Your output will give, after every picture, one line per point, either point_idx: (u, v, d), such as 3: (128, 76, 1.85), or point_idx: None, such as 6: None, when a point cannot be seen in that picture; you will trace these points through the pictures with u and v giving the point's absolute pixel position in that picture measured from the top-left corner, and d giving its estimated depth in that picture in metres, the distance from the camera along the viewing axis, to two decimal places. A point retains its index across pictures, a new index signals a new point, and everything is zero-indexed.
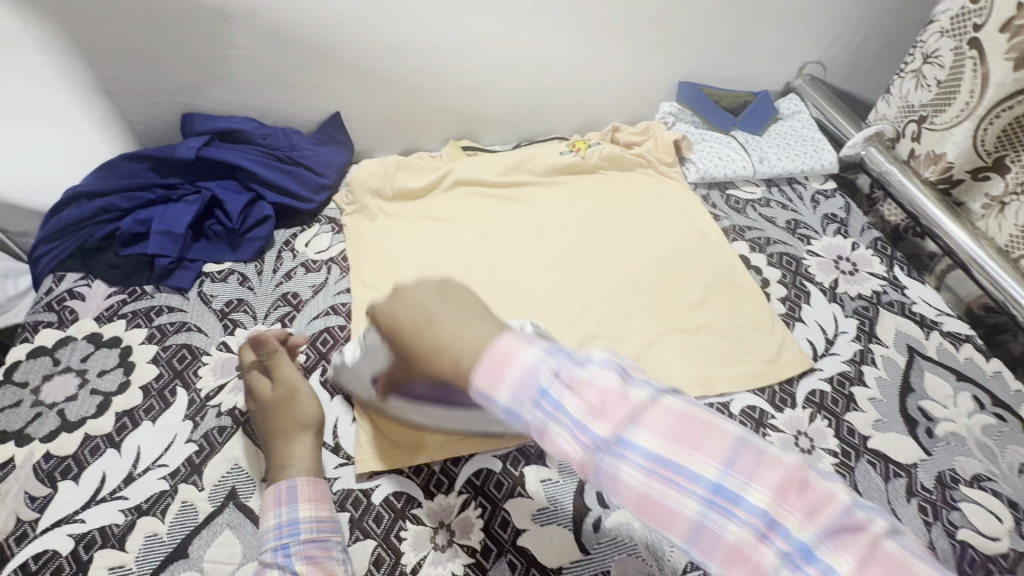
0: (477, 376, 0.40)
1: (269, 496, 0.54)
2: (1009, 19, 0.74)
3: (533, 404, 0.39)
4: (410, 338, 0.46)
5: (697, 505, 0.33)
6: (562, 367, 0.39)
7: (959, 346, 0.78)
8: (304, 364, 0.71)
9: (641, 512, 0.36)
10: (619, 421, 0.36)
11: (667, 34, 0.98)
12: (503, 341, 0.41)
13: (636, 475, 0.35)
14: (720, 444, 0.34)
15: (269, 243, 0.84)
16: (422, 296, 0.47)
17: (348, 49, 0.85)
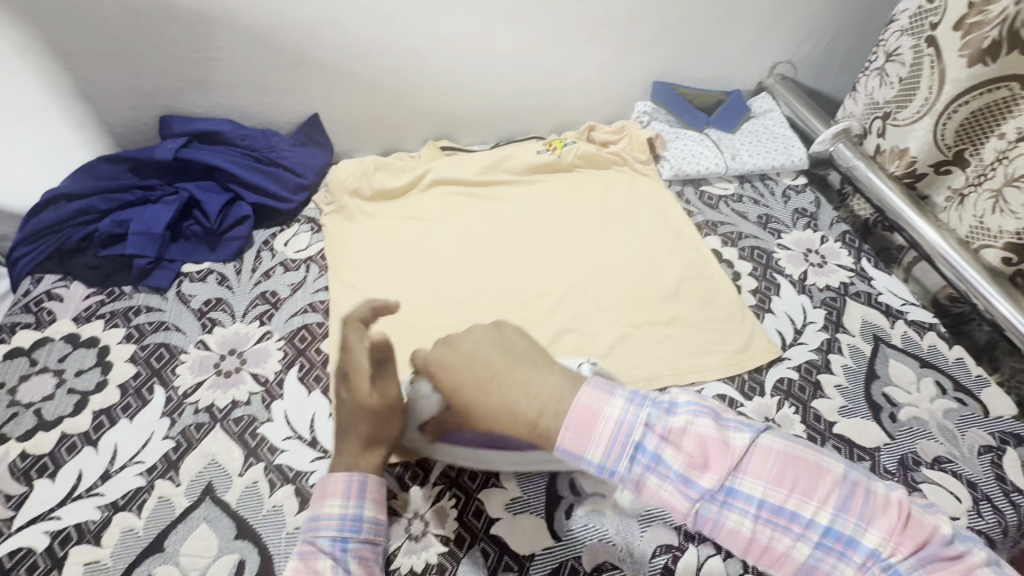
0: (564, 438, 0.43)
1: (337, 477, 0.54)
2: (962, 18, 0.77)
3: (632, 459, 0.43)
4: (471, 395, 0.46)
5: (809, 547, 0.40)
6: (657, 421, 0.43)
7: (923, 334, 0.80)
8: (282, 361, 0.72)
9: (749, 552, 0.42)
10: (724, 473, 0.41)
11: (641, 35, 1.00)
12: (585, 397, 0.44)
13: (744, 521, 0.41)
14: (825, 488, 0.41)
15: (248, 242, 0.84)
16: (479, 346, 0.48)
17: (324, 52, 0.86)
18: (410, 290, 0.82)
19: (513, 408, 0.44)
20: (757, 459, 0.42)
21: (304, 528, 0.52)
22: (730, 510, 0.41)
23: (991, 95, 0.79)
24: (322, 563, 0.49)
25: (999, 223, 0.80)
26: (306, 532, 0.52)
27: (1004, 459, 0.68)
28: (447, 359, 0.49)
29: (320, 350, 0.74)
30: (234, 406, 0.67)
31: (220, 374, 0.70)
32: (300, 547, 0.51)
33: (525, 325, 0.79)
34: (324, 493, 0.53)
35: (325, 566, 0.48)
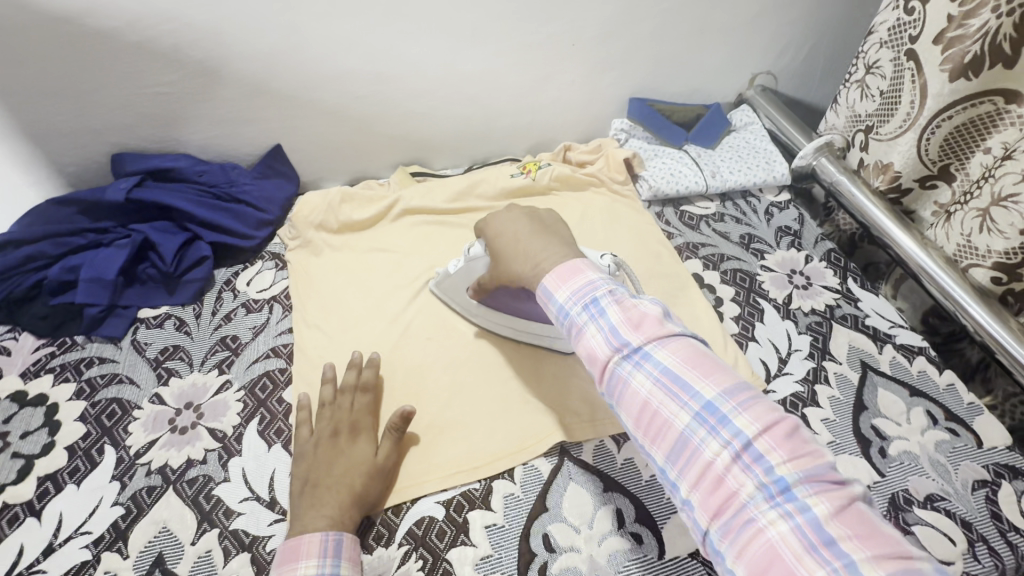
0: (549, 278, 0.54)
1: (312, 538, 0.51)
2: (941, 32, 0.74)
3: (584, 305, 0.50)
4: (505, 248, 0.60)
5: (688, 417, 0.42)
6: (617, 292, 0.50)
7: (913, 359, 0.78)
8: (241, 414, 0.68)
9: (641, 417, 0.45)
10: (648, 336, 0.47)
11: (616, 52, 0.97)
12: (579, 261, 0.54)
13: (645, 380, 0.45)
14: (726, 381, 0.43)
15: (208, 284, 0.81)
16: (518, 213, 0.63)
17: (283, 82, 0.83)
18: (378, 329, 0.78)
19: (531, 254, 0.57)
20: (681, 341, 0.47)
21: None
22: (638, 371, 0.45)
23: (973, 110, 0.76)
24: None
25: (987, 242, 0.76)
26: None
27: (999, 494, 0.65)
28: (493, 227, 0.63)
29: (281, 400, 0.70)
30: (189, 465, 0.63)
31: (175, 431, 0.66)
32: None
33: (499, 364, 0.76)
34: (296, 555, 0.50)
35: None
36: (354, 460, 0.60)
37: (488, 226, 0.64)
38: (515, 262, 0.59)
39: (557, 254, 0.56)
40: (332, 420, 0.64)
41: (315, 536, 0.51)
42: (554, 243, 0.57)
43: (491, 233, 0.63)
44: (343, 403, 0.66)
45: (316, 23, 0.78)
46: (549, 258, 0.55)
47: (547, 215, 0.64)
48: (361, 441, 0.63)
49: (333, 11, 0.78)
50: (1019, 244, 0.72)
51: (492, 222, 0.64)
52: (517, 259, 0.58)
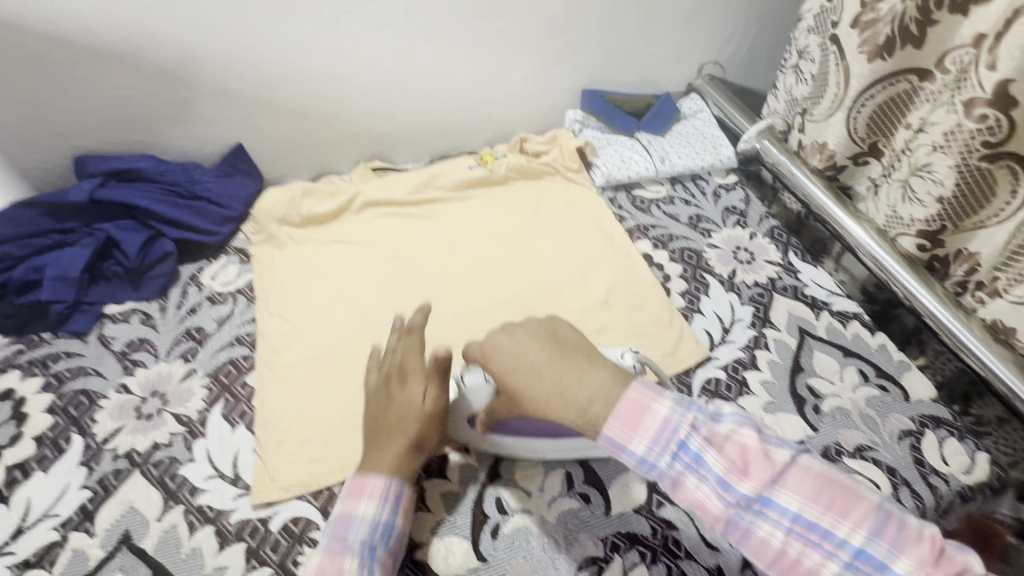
0: (611, 427, 0.45)
1: (376, 482, 0.53)
2: (857, 16, 0.79)
3: (672, 455, 0.44)
4: (521, 383, 0.50)
5: (839, 567, 0.39)
6: (700, 424, 0.45)
7: (847, 323, 0.82)
8: (206, 398, 0.71)
9: (772, 566, 0.41)
10: (763, 482, 0.41)
11: (564, 46, 1.01)
12: (632, 390, 0.46)
13: (776, 532, 0.41)
14: (862, 511, 0.40)
15: (173, 279, 0.84)
16: (524, 338, 0.52)
17: (240, 82, 0.86)
18: (340, 315, 0.81)
19: (569, 398, 0.47)
20: (800, 470, 0.42)
21: (331, 524, 0.52)
22: (763, 522, 0.41)
23: (894, 88, 0.80)
24: (348, 564, 0.49)
25: (910, 211, 0.80)
26: (335, 528, 0.51)
27: (922, 442, 0.69)
28: (500, 370, 0.53)
29: (245, 385, 0.73)
30: (155, 449, 0.66)
31: (141, 417, 0.69)
32: (326, 544, 0.51)
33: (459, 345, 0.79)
34: (360, 493, 0.53)
35: (353, 567, 0.49)
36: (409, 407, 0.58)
37: (490, 360, 0.54)
38: (546, 406, 0.49)
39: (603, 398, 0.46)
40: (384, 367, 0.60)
41: (381, 479, 0.54)
42: (590, 377, 0.48)
43: (497, 369, 0.53)
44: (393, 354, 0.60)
45: (268, 25, 0.82)
46: (597, 405, 0.46)
47: (559, 325, 0.54)
48: (414, 385, 0.59)
49: (284, 14, 0.81)
50: (937, 212, 0.77)
51: (495, 356, 0.53)
52: (545, 402, 0.48)
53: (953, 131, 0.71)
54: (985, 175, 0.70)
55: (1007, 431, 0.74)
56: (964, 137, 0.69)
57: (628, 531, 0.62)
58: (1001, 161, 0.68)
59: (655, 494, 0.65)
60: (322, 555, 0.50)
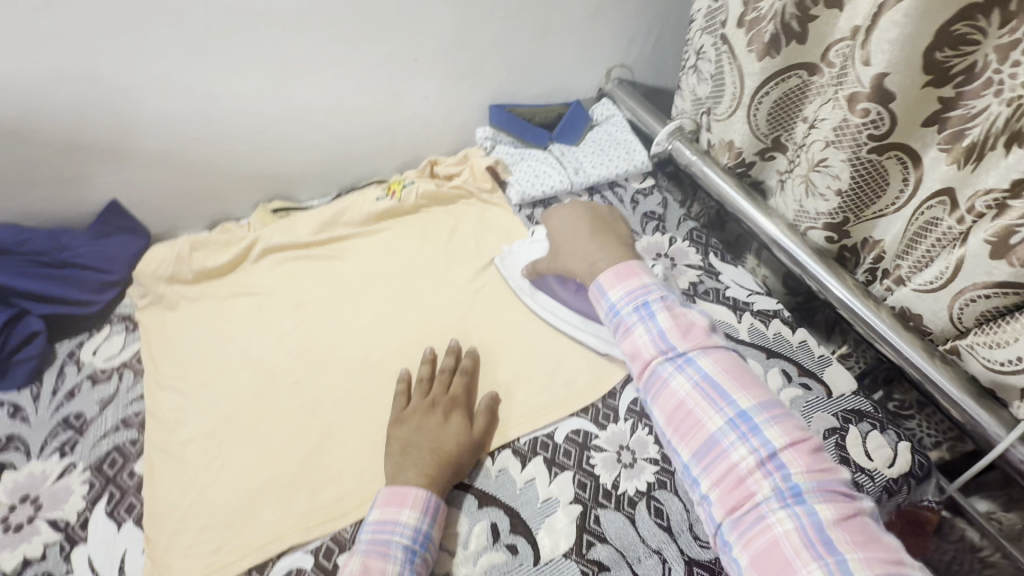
0: (606, 275, 0.62)
1: (419, 492, 0.57)
2: (741, 16, 0.78)
3: (636, 308, 0.58)
4: (564, 238, 0.71)
5: (720, 420, 0.50)
6: (669, 300, 0.58)
7: (769, 323, 0.82)
8: (86, 497, 0.63)
9: (671, 412, 0.53)
10: (695, 346, 0.54)
11: (461, 63, 0.97)
12: (634, 263, 0.63)
13: (686, 384, 0.52)
14: (759, 395, 0.51)
15: (46, 360, 0.75)
16: (578, 209, 0.74)
17: (101, 136, 0.78)
18: (241, 378, 0.74)
19: (588, 253, 0.67)
20: (723, 355, 0.54)
21: (369, 528, 0.55)
22: (681, 374, 0.53)
23: (786, 84, 0.80)
24: (390, 565, 0.51)
25: (814, 205, 0.79)
26: (376, 532, 0.54)
27: (847, 439, 0.69)
28: (555, 219, 0.74)
29: (133, 473, 0.66)
30: (25, 565, 0.58)
31: (9, 530, 0.61)
32: (366, 544, 0.53)
33: (373, 394, 0.73)
34: (400, 501, 0.56)
35: (396, 568, 0.51)
36: (447, 431, 0.64)
37: (552, 219, 0.75)
38: (573, 255, 0.69)
39: (609, 258, 0.65)
40: (429, 398, 0.68)
41: (421, 493, 0.57)
42: (607, 245, 0.67)
43: (554, 224, 0.74)
44: (439, 385, 0.70)
45: (121, 73, 0.75)
46: (605, 263, 0.64)
47: (607, 211, 0.74)
48: (455, 416, 0.66)
49: (140, 59, 0.75)
50: (839, 204, 0.76)
51: (553, 216, 0.75)
52: (574, 254, 0.69)
53: (841, 126, 0.69)
54: (877, 167, 0.70)
55: (929, 414, 0.75)
56: (852, 132, 0.68)
57: None
58: (890, 152, 0.68)
59: (585, 534, 0.61)
60: (362, 556, 0.52)
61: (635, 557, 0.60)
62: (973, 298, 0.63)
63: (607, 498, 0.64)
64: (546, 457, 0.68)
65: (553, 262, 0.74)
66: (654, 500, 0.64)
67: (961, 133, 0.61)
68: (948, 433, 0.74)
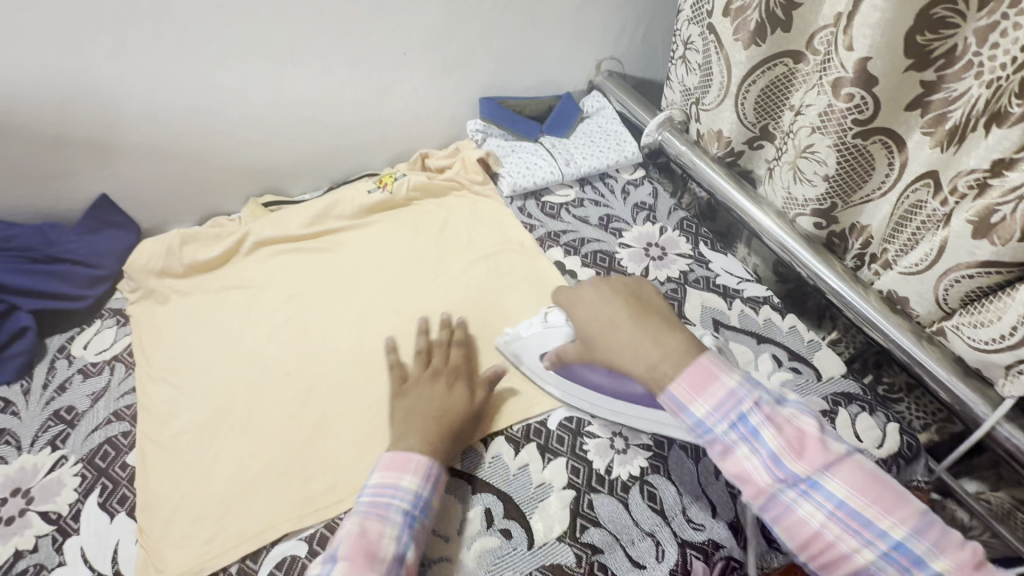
0: (678, 386, 0.53)
1: (421, 459, 0.57)
2: (727, 5, 0.79)
3: (731, 425, 0.50)
4: (603, 332, 0.59)
5: (874, 554, 0.45)
6: (765, 405, 0.51)
7: (758, 309, 0.83)
8: (78, 489, 0.63)
9: (804, 543, 0.47)
10: (815, 465, 0.48)
11: (451, 55, 0.98)
12: (706, 362, 0.53)
13: (818, 514, 0.46)
14: (902, 511, 0.46)
15: (36, 355, 0.75)
16: (609, 293, 0.62)
17: (88, 129, 0.78)
18: (233, 371, 0.74)
19: (644, 351, 0.56)
20: (847, 465, 0.48)
21: (370, 488, 0.55)
22: (808, 503, 0.47)
23: (772, 72, 0.81)
24: (388, 529, 0.52)
25: (802, 192, 0.80)
26: (376, 494, 0.54)
27: (837, 421, 0.70)
28: (581, 312, 0.62)
29: (125, 465, 0.65)
30: (17, 557, 0.58)
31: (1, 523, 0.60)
32: (366, 504, 0.53)
33: (366, 384, 0.73)
34: (403, 466, 0.56)
35: (392, 533, 0.52)
36: (450, 399, 0.65)
37: (577, 308, 0.63)
38: (622, 353, 0.57)
39: (673, 361, 0.54)
40: (432, 368, 0.69)
41: (423, 460, 0.57)
42: (663, 339, 0.56)
43: (582, 315, 0.62)
44: (439, 357, 0.71)
45: (106, 65, 0.74)
46: (668, 364, 0.54)
47: (640, 290, 0.63)
48: (458, 385, 0.67)
49: (124, 50, 0.74)
50: (826, 190, 0.76)
51: (579, 302, 0.63)
52: (623, 352, 0.57)
53: (826, 112, 0.70)
54: (862, 152, 0.70)
55: (917, 397, 0.76)
56: (837, 117, 0.69)
57: (553, 564, 0.59)
58: (874, 136, 0.68)
59: (578, 518, 0.62)
60: (361, 516, 0.52)
61: (628, 540, 0.60)
62: (957, 279, 0.64)
63: (600, 483, 0.64)
64: (540, 443, 0.68)
65: (591, 357, 0.61)
66: (647, 485, 0.65)
67: (943, 117, 0.62)
68: (937, 415, 0.75)
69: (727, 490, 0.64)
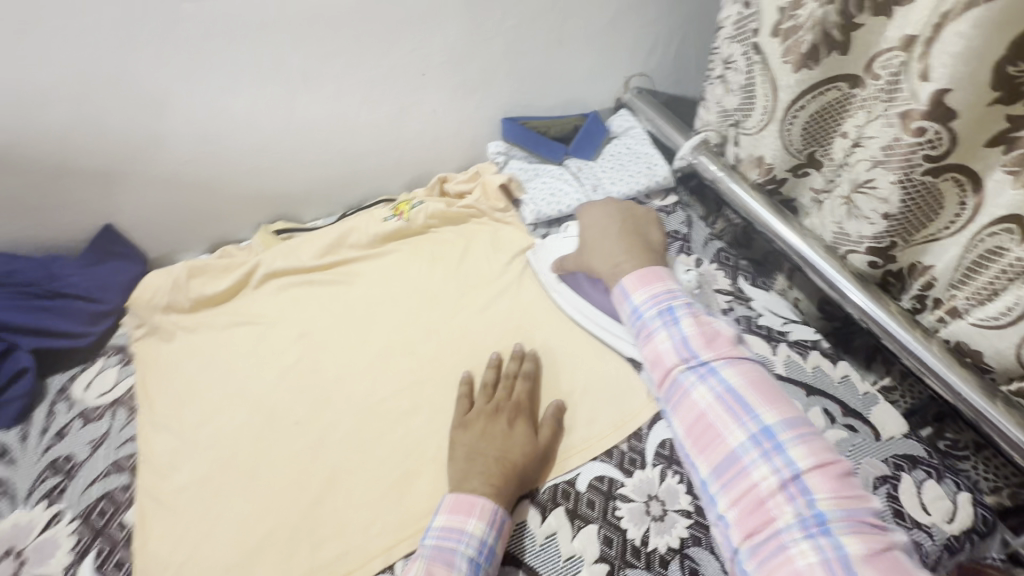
0: (634, 281, 0.65)
1: (486, 503, 0.55)
2: (777, 24, 0.72)
3: (659, 313, 0.61)
4: (595, 237, 0.72)
5: (743, 438, 0.51)
6: (694, 309, 0.61)
7: (807, 354, 0.77)
8: (73, 550, 0.59)
9: (689, 427, 0.54)
10: (718, 355, 0.56)
11: (473, 75, 0.92)
12: (659, 270, 0.65)
13: (706, 393, 0.54)
14: (785, 411, 0.52)
15: (36, 397, 0.71)
16: (612, 209, 0.75)
17: (92, 158, 0.74)
18: (239, 418, 0.70)
19: (612, 254, 0.69)
20: (747, 365, 0.56)
21: (435, 532, 0.54)
22: (700, 385, 0.55)
23: (824, 97, 0.74)
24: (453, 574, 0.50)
25: (857, 228, 0.73)
26: (441, 538, 0.53)
27: (900, 489, 0.63)
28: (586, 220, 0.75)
29: (123, 524, 0.61)
30: None
31: None
32: (431, 548, 0.53)
33: (379, 435, 0.68)
34: (468, 510, 0.55)
35: None
36: (513, 440, 0.62)
37: (583, 216, 0.76)
38: (599, 257, 0.70)
39: (634, 260, 0.67)
40: (494, 403, 0.66)
41: (488, 504, 0.55)
42: (634, 249, 0.68)
43: (585, 222, 0.75)
44: (503, 391, 0.67)
45: (111, 92, 0.70)
46: (629, 265, 0.67)
47: (643, 214, 0.74)
48: (520, 424, 0.64)
49: (128, 76, 0.70)
50: (886, 228, 0.69)
51: (587, 212, 0.76)
52: (600, 255, 0.70)
53: (890, 146, 0.64)
54: (930, 189, 0.63)
55: (986, 456, 0.68)
56: (902, 152, 0.63)
57: None
58: (946, 173, 0.61)
59: None
60: (426, 561, 0.52)
61: None
62: None
63: (636, 557, 0.58)
64: (568, 507, 0.62)
65: (584, 261, 0.74)
66: (689, 559, 0.58)
67: None
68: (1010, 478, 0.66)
69: None
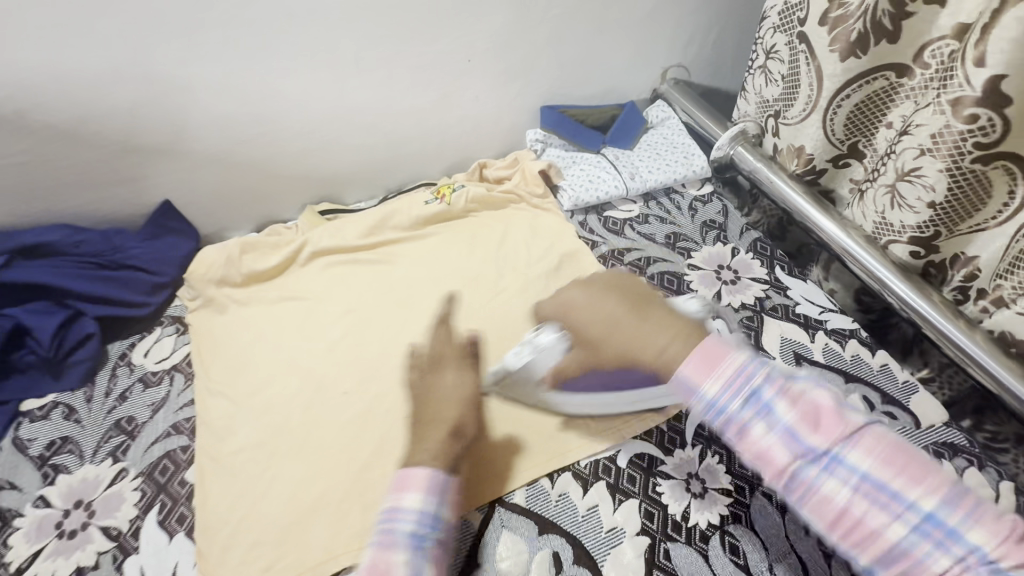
0: (688, 368, 0.50)
1: (420, 472, 0.51)
2: (826, 12, 0.73)
3: (745, 400, 0.47)
4: (597, 329, 0.59)
5: (906, 530, 0.40)
6: (778, 381, 0.47)
7: (846, 343, 0.77)
8: (138, 504, 0.62)
9: (832, 526, 0.43)
10: (834, 437, 0.43)
11: (515, 62, 0.94)
12: (711, 343, 0.51)
13: (843, 491, 0.42)
14: (935, 480, 0.41)
15: (99, 362, 0.75)
16: (599, 292, 0.63)
17: (154, 136, 0.78)
18: (291, 387, 0.72)
19: (648, 337, 0.54)
20: (869, 434, 0.44)
21: (378, 518, 0.49)
22: (830, 478, 0.43)
23: (870, 86, 0.74)
24: (397, 554, 0.46)
25: (899, 218, 0.73)
26: (382, 521, 0.49)
27: None
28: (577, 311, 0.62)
29: (184, 482, 0.65)
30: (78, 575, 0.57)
31: (64, 536, 0.59)
32: (375, 536, 0.48)
33: None
34: (404, 485, 0.50)
35: (403, 558, 0.45)
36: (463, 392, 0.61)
37: (570, 313, 0.63)
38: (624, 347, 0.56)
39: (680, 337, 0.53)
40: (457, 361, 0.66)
41: (422, 471, 0.51)
42: (666, 324, 0.55)
43: (575, 315, 0.62)
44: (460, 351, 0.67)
45: (176, 73, 0.74)
46: (674, 345, 0.52)
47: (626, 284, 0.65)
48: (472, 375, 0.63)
49: (193, 58, 0.73)
50: (930, 217, 0.69)
51: (571, 305, 0.63)
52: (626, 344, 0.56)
53: (940, 133, 0.64)
54: (979, 178, 0.64)
55: None
56: (953, 139, 0.63)
57: None
58: (996, 162, 0.62)
59: (655, 570, 0.57)
60: (372, 550, 0.47)
61: None
62: None
63: (676, 531, 0.60)
64: (609, 481, 0.64)
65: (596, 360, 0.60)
66: (730, 536, 0.59)
67: None
68: None
69: (818, 547, 0.58)
